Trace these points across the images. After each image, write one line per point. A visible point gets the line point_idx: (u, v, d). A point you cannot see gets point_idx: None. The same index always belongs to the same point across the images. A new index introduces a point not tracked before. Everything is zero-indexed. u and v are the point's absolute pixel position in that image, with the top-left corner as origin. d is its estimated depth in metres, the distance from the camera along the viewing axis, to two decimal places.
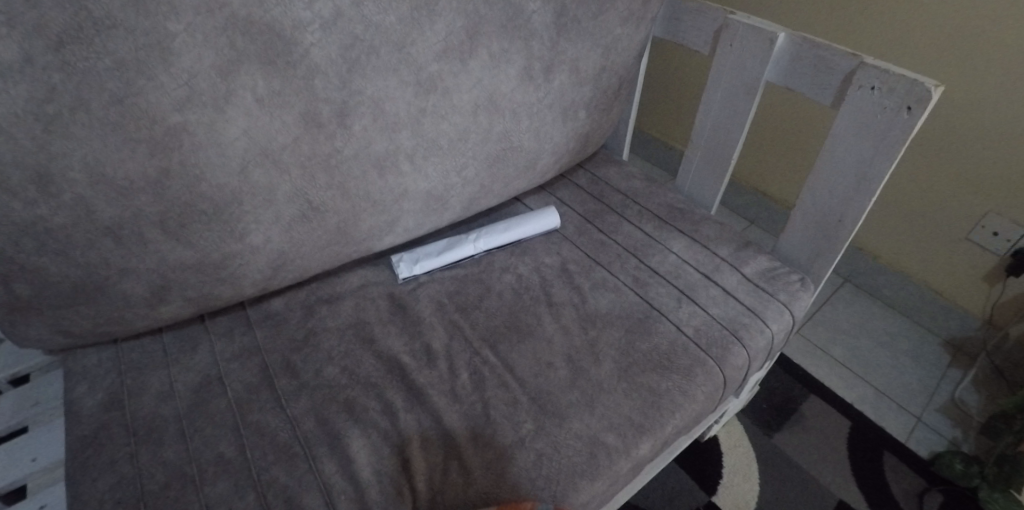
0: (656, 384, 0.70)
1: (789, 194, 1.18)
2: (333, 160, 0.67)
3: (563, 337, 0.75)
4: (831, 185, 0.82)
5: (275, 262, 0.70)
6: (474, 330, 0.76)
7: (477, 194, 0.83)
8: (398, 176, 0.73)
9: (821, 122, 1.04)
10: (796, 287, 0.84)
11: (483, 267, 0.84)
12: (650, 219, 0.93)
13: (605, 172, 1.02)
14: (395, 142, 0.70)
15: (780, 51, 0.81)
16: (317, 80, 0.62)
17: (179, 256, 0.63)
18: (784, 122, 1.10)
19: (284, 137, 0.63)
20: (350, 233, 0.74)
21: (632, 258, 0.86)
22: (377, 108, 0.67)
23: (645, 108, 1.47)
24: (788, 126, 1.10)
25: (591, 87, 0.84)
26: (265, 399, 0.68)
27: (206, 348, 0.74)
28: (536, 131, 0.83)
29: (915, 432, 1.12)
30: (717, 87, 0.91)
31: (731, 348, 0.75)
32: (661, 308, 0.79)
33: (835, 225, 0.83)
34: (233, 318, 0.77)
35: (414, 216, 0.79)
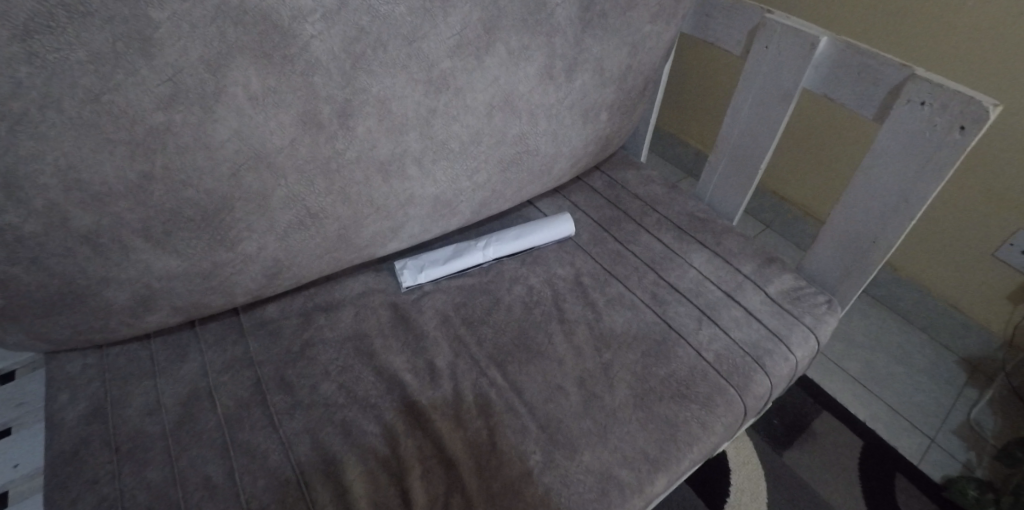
0: (673, 415, 0.66)
1: (817, 206, 1.12)
2: (333, 163, 0.61)
3: (576, 359, 0.70)
4: (868, 204, 0.76)
5: (270, 270, 0.65)
6: (481, 347, 0.71)
7: (488, 200, 0.78)
8: (405, 181, 0.68)
9: (860, 134, 0.97)
10: (822, 310, 0.79)
11: (492, 277, 0.80)
12: (669, 229, 0.88)
13: (623, 175, 0.96)
14: (402, 144, 0.65)
15: (820, 58, 0.75)
16: (318, 76, 0.56)
17: (165, 265, 0.58)
18: (819, 131, 1.04)
19: (280, 138, 0.57)
20: (351, 240, 0.69)
21: (650, 273, 0.81)
22: (383, 109, 0.61)
23: (666, 103, 1.41)
24: (822, 135, 1.04)
25: (615, 87, 0.78)
26: (257, 417, 0.64)
27: (195, 357, 0.69)
28: (554, 134, 0.77)
29: (928, 454, 1.08)
30: (749, 91, 0.85)
31: (753, 376, 0.71)
32: (680, 329, 0.74)
33: (870, 247, 0.78)
34: (226, 325, 0.73)
35: (421, 222, 0.74)
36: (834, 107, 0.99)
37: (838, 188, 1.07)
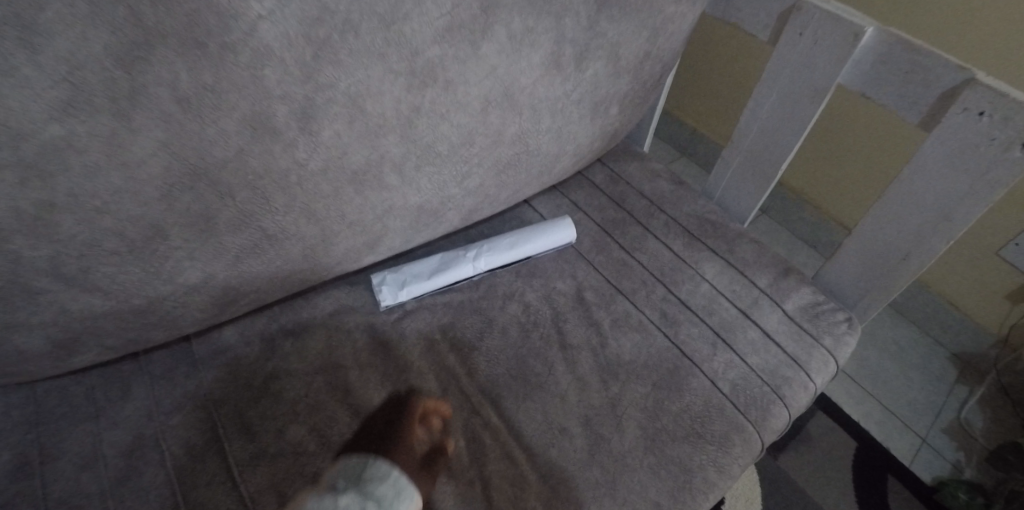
0: (688, 459, 0.59)
1: (836, 207, 1.06)
2: (293, 177, 0.50)
3: (580, 393, 0.62)
4: (901, 219, 0.70)
5: (223, 297, 0.55)
6: (472, 380, 0.63)
7: (479, 205, 0.68)
8: (383, 191, 0.57)
9: (902, 146, 0.89)
10: (842, 330, 0.73)
11: (483, 292, 0.71)
12: (679, 234, 0.79)
13: (627, 169, 0.87)
14: (380, 149, 0.53)
15: (862, 51, 0.67)
16: (269, 69, 0.44)
17: (86, 305, 0.47)
18: (853, 136, 0.95)
19: (225, 149, 0.45)
20: (320, 259, 0.58)
21: (659, 287, 0.73)
22: (354, 107, 0.49)
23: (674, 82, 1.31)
24: (856, 141, 0.95)
25: (630, 77, 0.67)
26: (214, 470, 0.55)
27: (138, 394, 0.59)
28: (558, 131, 0.67)
29: (919, 455, 1.07)
30: (776, 82, 0.76)
31: (771, 408, 0.65)
32: (693, 355, 0.67)
33: (898, 263, 0.72)
34: (175, 354, 0.62)
35: (402, 233, 0.63)
36: (877, 113, 0.90)
37: (867, 197, 1.00)
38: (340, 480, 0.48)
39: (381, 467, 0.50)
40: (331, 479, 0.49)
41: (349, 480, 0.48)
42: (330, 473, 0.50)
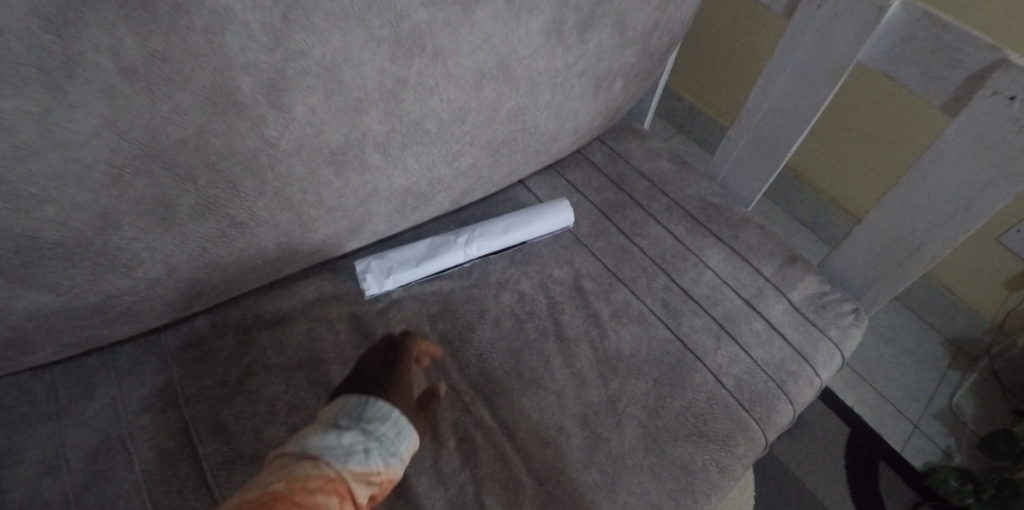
0: (690, 460, 0.57)
1: (843, 196, 1.02)
2: (263, 158, 0.44)
3: (578, 390, 0.59)
4: (917, 207, 0.66)
5: (190, 288, 0.50)
6: (464, 375, 0.59)
7: (471, 186, 0.63)
8: (366, 173, 0.51)
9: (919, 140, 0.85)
10: (849, 321, 0.70)
11: (475, 280, 0.66)
12: (681, 218, 0.75)
13: (627, 148, 0.82)
14: (361, 127, 0.48)
15: (886, 25, 0.62)
16: (230, 34, 0.38)
17: (31, 303, 0.42)
18: (867, 126, 0.90)
19: (183, 126, 0.39)
20: (297, 246, 0.53)
21: (660, 275, 0.69)
22: (331, 79, 0.43)
23: (677, 55, 1.25)
24: (869, 131, 0.90)
25: (636, 49, 0.62)
26: (187, 475, 0.51)
27: (102, 392, 0.54)
28: (558, 107, 0.61)
29: (911, 441, 1.07)
30: (790, 56, 0.71)
31: (776, 405, 0.62)
32: (696, 349, 0.64)
33: (911, 254, 0.69)
34: (143, 348, 0.58)
35: (387, 218, 0.58)
36: (894, 104, 0.84)
37: (878, 188, 0.96)
38: (341, 417, 0.48)
39: (383, 406, 0.49)
40: (330, 416, 0.48)
41: (350, 417, 0.48)
42: (329, 408, 0.49)
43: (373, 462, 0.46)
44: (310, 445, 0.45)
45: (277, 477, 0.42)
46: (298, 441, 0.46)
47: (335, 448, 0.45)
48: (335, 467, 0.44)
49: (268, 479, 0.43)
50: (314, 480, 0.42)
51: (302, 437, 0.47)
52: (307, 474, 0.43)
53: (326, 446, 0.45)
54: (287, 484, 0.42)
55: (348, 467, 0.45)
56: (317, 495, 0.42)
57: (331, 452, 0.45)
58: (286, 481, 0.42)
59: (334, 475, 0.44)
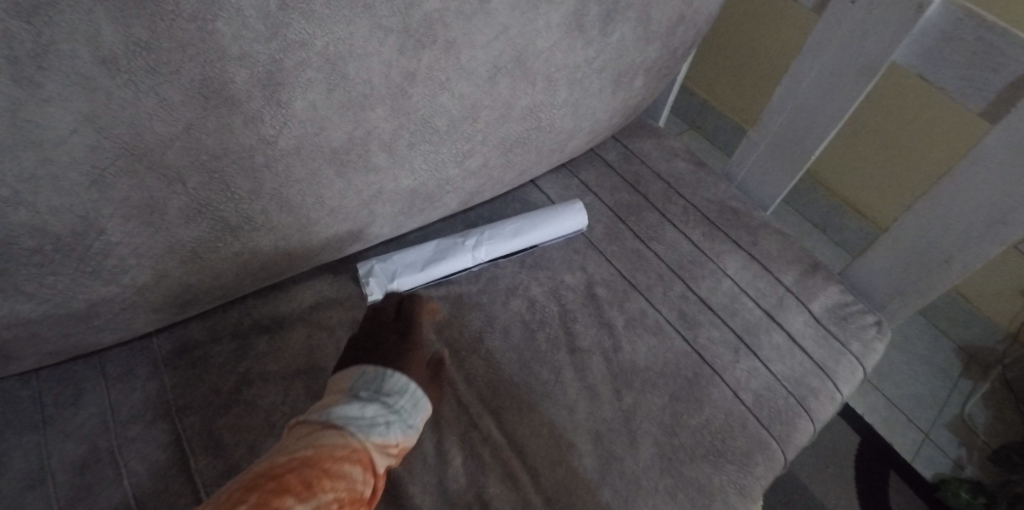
0: (707, 481, 0.54)
1: (865, 203, 0.99)
2: (260, 157, 0.41)
3: (590, 405, 0.56)
4: (949, 217, 0.63)
5: (182, 294, 0.47)
6: (471, 387, 0.56)
7: (482, 187, 0.60)
8: (372, 174, 0.48)
9: (951, 148, 0.81)
10: (872, 334, 0.66)
11: (483, 286, 0.63)
12: (698, 222, 0.71)
13: (643, 146, 0.78)
14: (367, 125, 0.44)
15: (926, 24, 0.58)
16: (222, 21, 0.34)
17: (8, 312, 0.38)
18: (896, 130, 0.86)
19: (170, 123, 0.36)
20: (296, 250, 0.50)
21: (677, 283, 0.66)
22: (334, 72, 0.40)
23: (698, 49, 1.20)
24: (899, 136, 0.87)
25: (659, 44, 0.58)
26: (178, 492, 0.48)
27: (88, 400, 0.51)
28: (575, 104, 0.58)
29: (921, 451, 1.04)
30: (820, 54, 0.67)
31: (796, 423, 0.59)
32: (714, 362, 0.61)
33: (940, 266, 0.66)
34: (134, 354, 0.55)
35: (393, 220, 0.55)
36: (927, 107, 0.81)
37: (904, 197, 0.92)
38: (360, 389, 0.48)
39: (400, 379, 0.49)
40: (348, 388, 0.48)
41: (369, 390, 0.48)
42: (345, 379, 0.49)
43: (394, 435, 0.46)
44: (334, 415, 0.45)
45: (306, 443, 0.41)
46: (319, 411, 0.46)
47: (358, 419, 0.45)
48: (360, 437, 0.44)
49: (292, 446, 0.42)
50: (342, 449, 0.42)
51: (322, 407, 0.46)
52: (335, 442, 0.42)
53: (349, 416, 0.45)
54: (318, 450, 0.41)
55: (372, 438, 0.44)
56: (346, 463, 0.41)
57: (355, 423, 0.44)
58: (315, 447, 0.41)
59: (359, 445, 0.43)
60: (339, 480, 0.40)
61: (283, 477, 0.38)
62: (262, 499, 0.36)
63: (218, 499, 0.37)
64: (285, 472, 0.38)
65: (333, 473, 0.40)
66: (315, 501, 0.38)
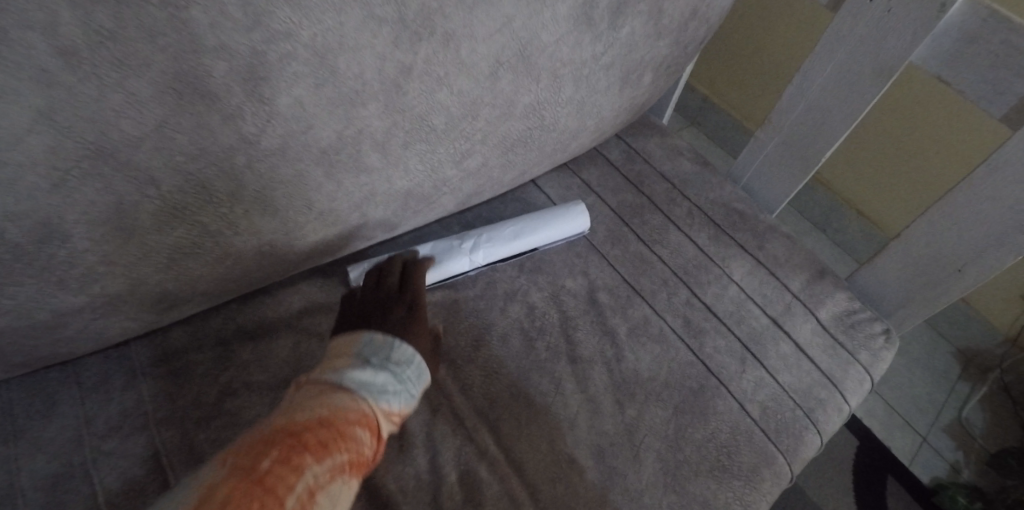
0: (713, 498, 0.52)
1: (874, 206, 0.97)
2: (240, 158, 0.38)
3: (592, 418, 0.54)
4: (965, 224, 0.60)
5: (158, 302, 0.44)
6: (467, 398, 0.54)
7: (480, 187, 0.57)
8: (363, 175, 0.45)
9: (962, 154, 0.79)
10: (880, 343, 0.64)
11: (481, 290, 0.61)
12: (703, 225, 0.69)
13: (646, 145, 0.75)
14: (358, 123, 0.41)
15: (948, 24, 0.55)
16: (197, 9, 0.31)
17: None
18: (906, 134, 0.84)
19: (140, 121, 0.33)
20: (282, 254, 0.47)
21: (681, 289, 0.64)
22: (323, 66, 0.36)
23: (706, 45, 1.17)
24: (909, 140, 0.84)
25: (670, 39, 0.55)
26: None
27: (59, 411, 0.48)
28: (580, 102, 0.55)
29: (918, 455, 1.03)
30: (834, 52, 0.64)
31: (804, 436, 0.57)
32: (719, 373, 0.58)
33: (952, 275, 0.64)
34: (112, 362, 0.51)
35: (386, 222, 0.52)
36: (937, 111, 0.79)
37: (915, 202, 0.90)
38: (369, 356, 0.47)
39: (408, 351, 0.50)
40: (357, 353, 0.47)
41: (377, 358, 0.48)
42: (353, 344, 0.48)
43: (399, 404, 0.47)
44: (345, 379, 0.45)
45: (320, 404, 0.41)
46: (329, 373, 0.45)
47: (369, 384, 0.45)
48: (371, 402, 0.44)
49: (306, 403, 0.42)
50: (355, 412, 0.42)
51: (333, 370, 0.46)
52: (348, 405, 0.42)
53: (360, 381, 0.45)
54: (332, 413, 0.41)
55: (381, 405, 0.45)
56: (359, 427, 0.41)
57: (368, 387, 0.45)
58: (331, 407, 0.41)
59: (371, 410, 0.44)
60: (353, 442, 0.40)
61: (301, 434, 0.38)
62: (281, 457, 0.36)
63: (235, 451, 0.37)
64: (304, 429, 0.39)
65: (347, 435, 0.40)
66: (330, 462, 0.38)
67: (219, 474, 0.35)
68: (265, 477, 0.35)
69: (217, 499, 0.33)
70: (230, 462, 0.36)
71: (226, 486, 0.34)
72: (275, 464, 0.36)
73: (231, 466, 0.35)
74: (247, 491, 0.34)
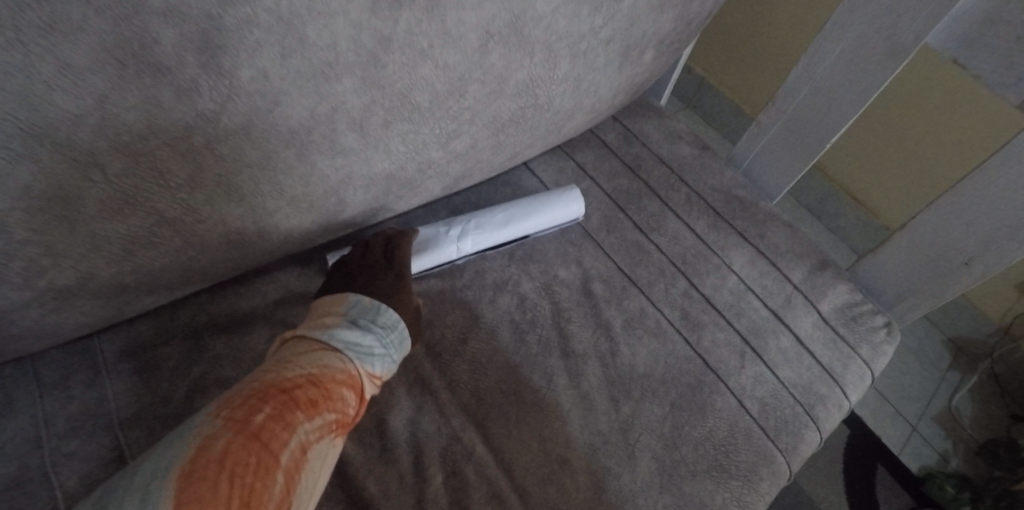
0: (710, 499, 0.50)
1: (878, 195, 0.95)
2: (197, 139, 0.34)
3: (585, 416, 0.51)
4: (975, 216, 0.58)
5: (116, 295, 0.40)
6: (454, 395, 0.51)
7: (469, 170, 0.53)
8: (340, 157, 0.41)
9: (978, 143, 0.76)
10: (882, 337, 0.62)
11: (469, 280, 0.57)
12: (702, 212, 0.66)
13: (644, 127, 0.71)
14: (331, 99, 0.37)
15: (968, 4, 0.52)
16: None
17: None
18: (918, 121, 0.81)
19: (79, 95, 0.29)
20: (254, 243, 0.43)
21: (680, 279, 0.61)
22: (290, 35, 0.32)
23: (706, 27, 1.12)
24: (922, 127, 0.81)
25: (674, 14, 0.51)
26: None
27: (15, 410, 0.44)
28: (576, 80, 0.51)
29: (908, 443, 1.01)
30: (843, 31, 0.60)
31: (803, 434, 0.55)
32: (719, 368, 0.56)
33: (959, 268, 0.61)
34: (75, 357, 0.48)
35: (367, 207, 0.48)
36: (954, 97, 0.75)
37: (921, 191, 0.87)
38: (357, 316, 0.48)
39: (394, 315, 0.49)
40: (345, 312, 0.48)
41: (365, 319, 0.48)
42: (341, 303, 0.48)
43: (384, 367, 0.47)
44: (333, 338, 0.45)
45: (309, 363, 0.43)
46: (317, 329, 0.46)
47: (356, 346, 0.46)
48: (357, 365, 0.45)
49: (296, 360, 0.43)
50: (341, 374, 0.44)
51: (320, 326, 0.46)
52: (335, 366, 0.44)
53: (347, 342, 0.46)
54: (320, 372, 0.43)
55: (367, 368, 0.46)
56: (345, 388, 0.43)
57: (354, 349, 0.46)
58: (319, 368, 0.43)
59: (357, 373, 0.45)
60: (338, 402, 0.43)
61: (291, 393, 0.41)
62: (274, 413, 0.39)
63: (229, 402, 0.39)
64: (294, 387, 0.41)
65: (334, 396, 0.42)
66: (318, 420, 0.41)
67: (216, 425, 0.38)
68: (260, 432, 0.38)
69: (217, 450, 0.36)
70: (226, 415, 0.38)
71: (225, 438, 0.37)
72: (268, 420, 0.39)
73: (226, 420, 0.38)
74: (245, 445, 0.37)
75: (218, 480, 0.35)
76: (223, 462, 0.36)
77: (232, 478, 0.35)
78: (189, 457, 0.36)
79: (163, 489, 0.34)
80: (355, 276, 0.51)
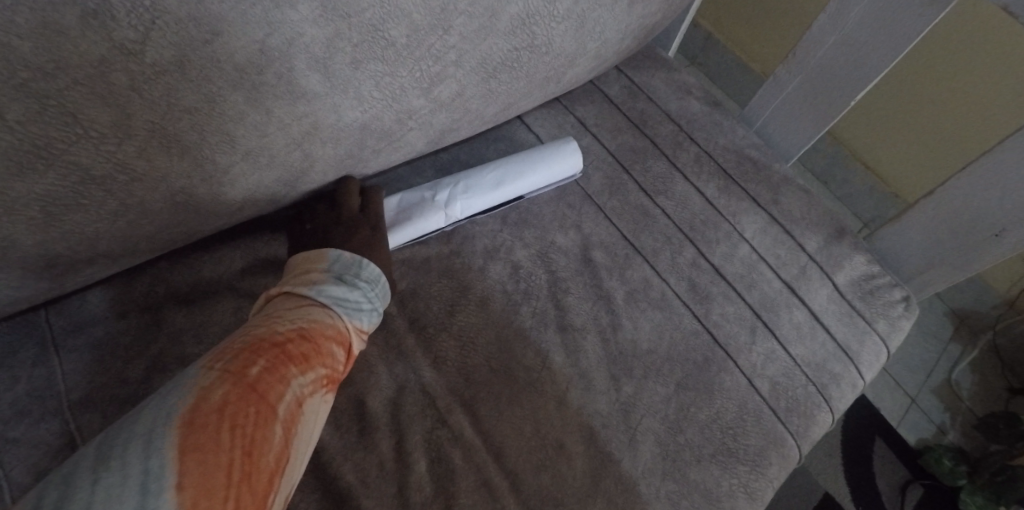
0: (716, 485, 0.46)
1: (896, 159, 0.89)
2: (121, 77, 0.28)
3: (583, 396, 0.47)
4: (1009, 181, 0.52)
5: (49, 267, 0.34)
6: (440, 373, 0.46)
7: (455, 122, 0.47)
8: (303, 103, 0.35)
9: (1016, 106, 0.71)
10: (897, 310, 0.57)
11: (458, 246, 0.52)
12: (712, 173, 0.60)
13: (651, 79, 0.65)
14: (286, 31, 0.31)
15: None
16: None
17: None
18: (954, 82, 0.75)
19: None
20: (208, 207, 0.37)
21: (687, 247, 0.56)
22: None
23: None
24: (958, 88, 0.75)
25: None
26: None
27: None
28: (580, 18, 0.45)
29: (905, 416, 0.98)
30: None
31: (815, 415, 0.51)
32: (727, 344, 0.52)
33: (987, 239, 0.56)
34: (19, 332, 0.42)
35: (341, 163, 0.42)
36: (991, 50, 0.69)
37: (946, 158, 0.82)
38: (342, 271, 0.43)
39: (374, 270, 0.44)
40: (330, 267, 0.43)
41: (349, 275, 0.43)
42: (323, 258, 0.43)
43: (371, 323, 0.43)
44: (322, 292, 0.41)
45: (299, 315, 0.38)
46: (303, 283, 0.41)
47: (345, 301, 0.41)
48: (347, 321, 0.41)
49: (285, 313, 0.38)
50: (331, 329, 0.39)
51: (306, 280, 0.41)
52: (326, 321, 0.39)
53: (336, 297, 0.41)
54: (311, 326, 0.38)
55: (357, 324, 0.41)
56: (336, 344, 0.39)
57: (344, 304, 0.41)
58: (310, 322, 0.38)
59: (347, 329, 0.40)
60: (330, 358, 0.38)
61: (284, 346, 0.36)
62: (268, 366, 0.35)
63: (219, 355, 0.35)
64: (286, 340, 0.36)
65: (326, 351, 0.38)
66: (312, 375, 0.37)
67: (210, 376, 0.33)
68: (257, 384, 0.34)
69: (215, 401, 0.32)
70: (219, 367, 0.34)
71: (222, 389, 0.32)
72: (264, 373, 0.34)
73: (222, 372, 0.33)
74: (243, 396, 0.33)
75: (219, 430, 0.31)
76: (223, 413, 0.31)
77: (232, 430, 0.31)
78: (185, 407, 0.31)
79: (163, 437, 0.29)
80: (325, 235, 0.46)
